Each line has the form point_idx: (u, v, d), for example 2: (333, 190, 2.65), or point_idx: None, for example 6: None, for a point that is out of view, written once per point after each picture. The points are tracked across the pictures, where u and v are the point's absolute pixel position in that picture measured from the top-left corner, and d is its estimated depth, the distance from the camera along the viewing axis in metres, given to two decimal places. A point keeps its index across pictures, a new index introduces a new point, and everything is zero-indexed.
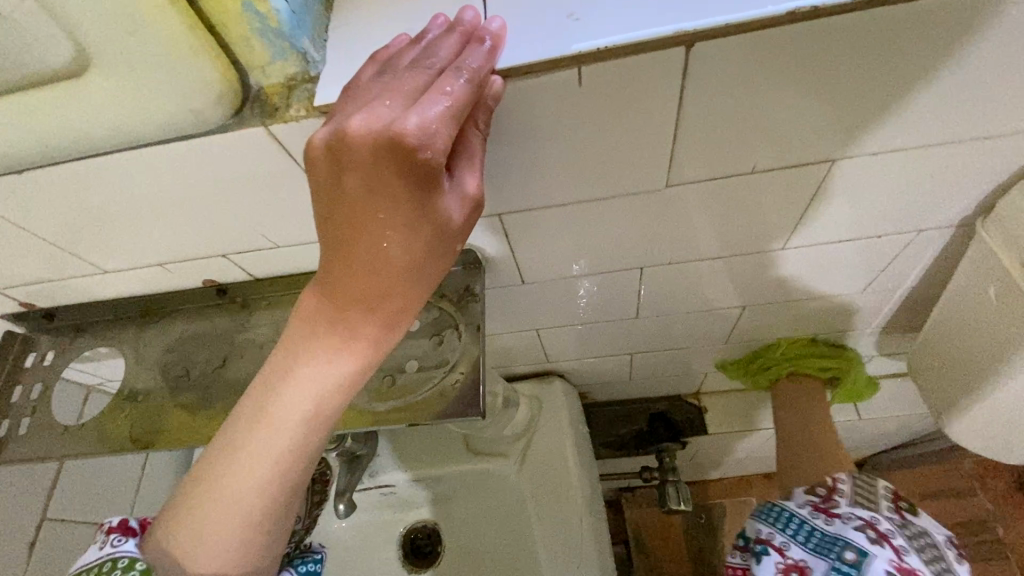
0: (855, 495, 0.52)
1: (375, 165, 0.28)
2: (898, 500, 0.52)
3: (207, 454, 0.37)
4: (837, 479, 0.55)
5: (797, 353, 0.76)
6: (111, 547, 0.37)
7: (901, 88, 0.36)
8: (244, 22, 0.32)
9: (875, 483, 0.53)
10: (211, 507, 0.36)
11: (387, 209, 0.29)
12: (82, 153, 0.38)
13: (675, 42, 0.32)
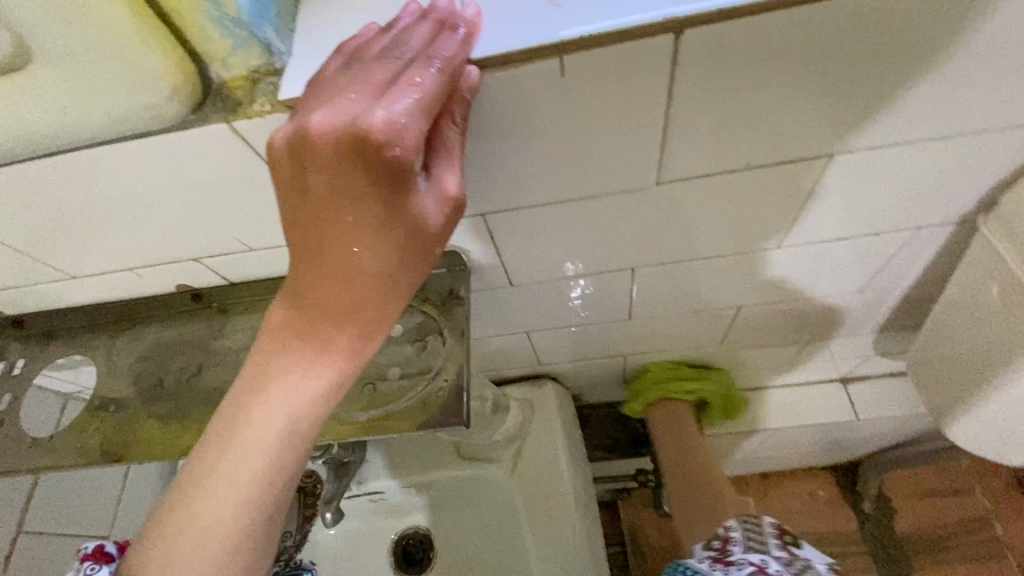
0: (745, 537, 0.46)
1: (340, 163, 0.25)
2: (782, 534, 0.45)
3: (171, 490, 0.33)
4: (729, 525, 0.48)
5: (674, 376, 0.79)
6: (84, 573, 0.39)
7: (902, 78, 0.35)
8: (200, 10, 0.29)
9: (759, 522, 0.47)
10: (176, 552, 0.32)
11: (357, 212, 0.26)
12: (35, 151, 0.35)
13: (662, 30, 0.30)
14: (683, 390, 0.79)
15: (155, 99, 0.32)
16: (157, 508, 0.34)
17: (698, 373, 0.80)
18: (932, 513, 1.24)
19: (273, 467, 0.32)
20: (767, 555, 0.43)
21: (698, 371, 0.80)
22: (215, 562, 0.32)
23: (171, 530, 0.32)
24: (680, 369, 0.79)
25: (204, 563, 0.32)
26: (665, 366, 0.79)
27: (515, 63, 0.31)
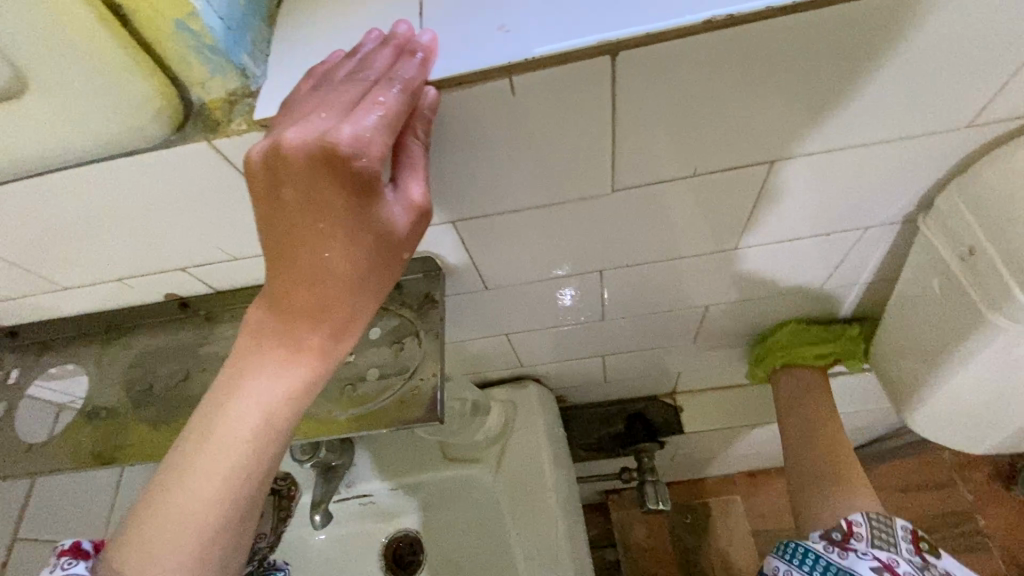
0: (874, 532, 0.52)
1: (311, 172, 0.28)
2: (917, 541, 0.51)
3: (148, 487, 0.34)
4: (854, 519, 0.54)
5: (797, 338, 0.74)
6: (60, 570, 0.37)
7: (827, 92, 0.38)
8: (178, 40, 0.32)
9: (891, 520, 0.53)
10: (147, 550, 0.32)
11: (326, 216, 0.29)
12: (29, 172, 0.38)
13: (599, 52, 0.33)
14: (815, 354, 0.73)
15: (140, 121, 0.34)
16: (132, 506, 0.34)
17: (830, 333, 0.74)
18: (916, 506, 1.26)
19: (247, 461, 0.33)
20: (892, 552, 0.51)
21: (831, 332, 0.74)
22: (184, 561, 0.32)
23: (143, 527, 0.33)
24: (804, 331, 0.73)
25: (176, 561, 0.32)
26: (789, 329, 0.74)
27: (469, 83, 0.34)
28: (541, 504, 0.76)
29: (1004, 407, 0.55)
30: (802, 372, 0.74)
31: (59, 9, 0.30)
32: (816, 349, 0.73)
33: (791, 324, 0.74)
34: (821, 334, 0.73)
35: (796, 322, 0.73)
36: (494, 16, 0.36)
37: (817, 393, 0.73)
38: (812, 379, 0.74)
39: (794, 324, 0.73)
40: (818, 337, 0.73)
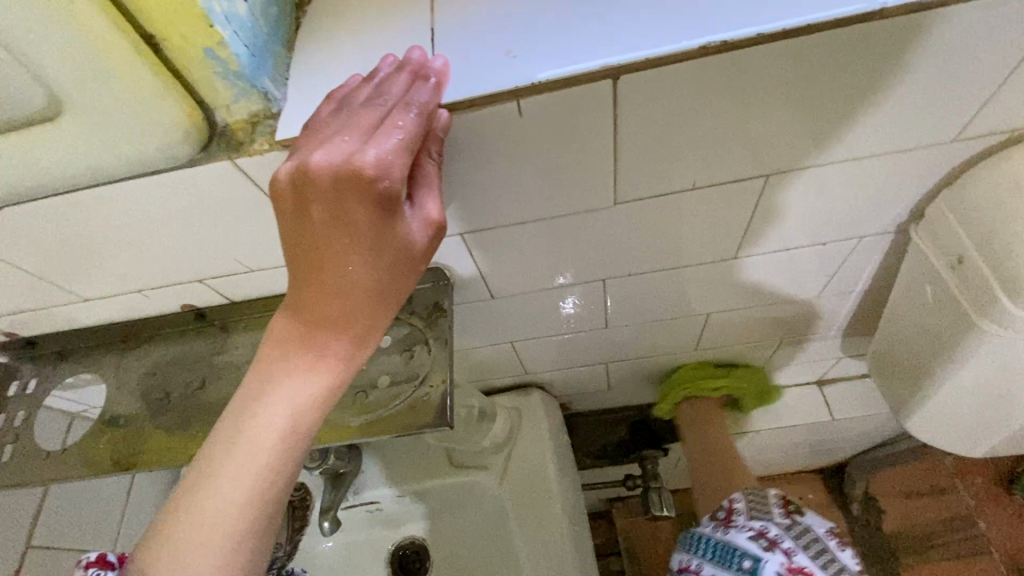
0: (750, 507, 0.52)
1: (337, 190, 0.30)
2: (789, 506, 0.51)
3: (175, 494, 0.35)
4: (735, 497, 0.54)
5: (702, 374, 0.84)
6: None
7: (819, 111, 0.39)
8: (207, 67, 0.34)
9: (764, 493, 0.53)
10: (178, 555, 0.33)
11: (351, 232, 0.31)
12: (59, 190, 0.40)
13: (602, 75, 0.35)
14: (711, 387, 0.84)
15: (168, 142, 0.36)
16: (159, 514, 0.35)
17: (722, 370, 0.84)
18: (919, 512, 1.27)
19: (273, 466, 0.34)
20: (768, 520, 0.50)
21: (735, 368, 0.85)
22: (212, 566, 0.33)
23: (172, 533, 0.34)
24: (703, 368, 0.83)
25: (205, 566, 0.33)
26: (693, 366, 0.84)
27: (479, 105, 0.36)
28: (546, 511, 0.77)
29: (998, 411, 0.56)
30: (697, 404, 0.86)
31: (97, 41, 0.31)
32: (719, 385, 0.84)
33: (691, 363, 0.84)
34: (727, 373, 0.85)
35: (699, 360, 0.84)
36: (502, 41, 0.38)
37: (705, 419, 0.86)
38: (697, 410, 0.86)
39: (702, 362, 0.83)
40: (725, 374, 0.85)
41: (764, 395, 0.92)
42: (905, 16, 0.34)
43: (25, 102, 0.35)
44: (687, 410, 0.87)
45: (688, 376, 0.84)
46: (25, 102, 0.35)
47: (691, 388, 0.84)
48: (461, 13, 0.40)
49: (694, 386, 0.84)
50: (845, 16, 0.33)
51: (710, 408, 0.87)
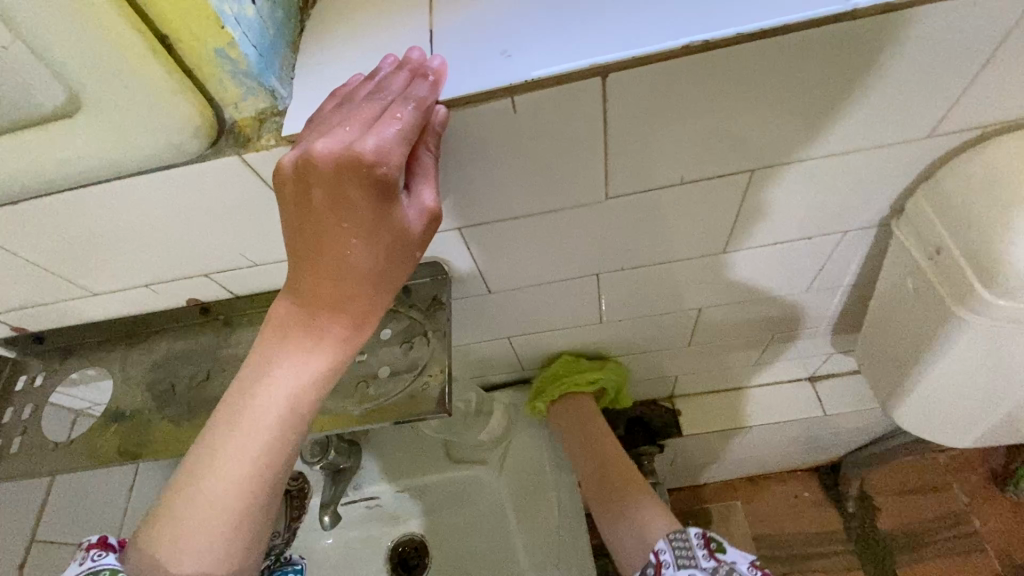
0: (675, 552, 0.53)
1: (338, 177, 0.32)
2: (709, 545, 0.53)
3: (177, 474, 0.36)
4: (660, 547, 0.55)
5: (577, 366, 0.79)
6: (90, 561, 0.34)
7: (800, 107, 0.41)
8: (217, 66, 0.36)
9: (685, 533, 0.55)
10: (183, 530, 0.34)
11: (351, 218, 0.33)
12: (73, 184, 0.41)
13: (591, 74, 0.37)
14: (585, 381, 0.78)
15: (180, 138, 0.38)
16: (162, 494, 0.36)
17: (595, 363, 0.80)
18: (912, 509, 1.28)
19: (276, 443, 0.36)
20: (695, 570, 0.51)
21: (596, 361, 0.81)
22: (218, 540, 0.34)
23: (177, 510, 0.35)
24: (577, 361, 0.79)
25: (211, 539, 0.34)
26: (566, 360, 0.80)
27: (476, 102, 0.38)
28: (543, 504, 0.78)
29: (980, 400, 0.58)
30: (575, 401, 0.79)
31: (114, 41, 0.33)
32: (586, 377, 0.78)
33: (560, 356, 0.79)
34: (608, 367, 0.80)
35: (568, 352, 0.79)
36: (497, 41, 0.40)
37: (588, 419, 0.78)
38: (581, 409, 0.79)
39: (568, 356, 0.79)
40: (610, 369, 0.80)
41: (617, 396, 0.84)
42: (877, 17, 0.36)
43: (47, 97, 0.37)
44: (561, 414, 0.80)
45: (574, 371, 0.79)
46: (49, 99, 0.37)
47: (581, 382, 0.78)
48: (458, 16, 0.42)
49: (580, 381, 0.78)
50: (819, 18, 0.35)
51: (589, 409, 0.79)
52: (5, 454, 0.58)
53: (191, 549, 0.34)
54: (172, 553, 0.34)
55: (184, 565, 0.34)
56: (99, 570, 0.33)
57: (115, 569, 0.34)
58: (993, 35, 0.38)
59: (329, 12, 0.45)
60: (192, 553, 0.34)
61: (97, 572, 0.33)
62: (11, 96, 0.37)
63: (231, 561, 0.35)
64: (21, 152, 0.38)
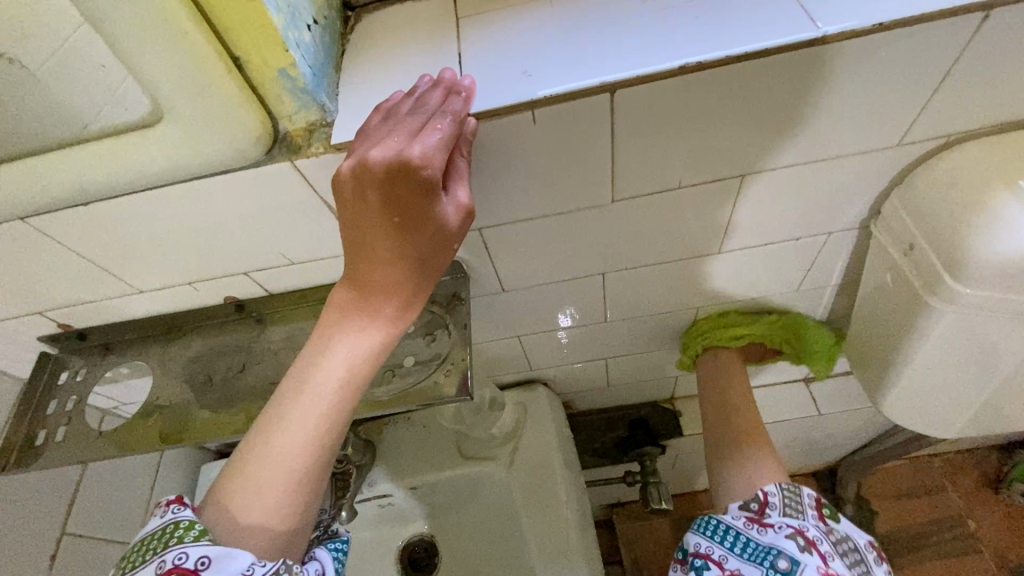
0: (784, 501, 0.55)
1: (391, 178, 0.37)
2: (820, 508, 0.55)
3: (243, 441, 0.41)
4: (768, 490, 0.57)
5: (728, 322, 0.76)
6: (171, 513, 0.38)
7: (783, 118, 0.47)
8: (279, 83, 0.42)
9: (795, 488, 0.57)
10: (251, 488, 0.39)
11: (401, 212, 0.38)
12: (141, 187, 0.47)
13: (601, 90, 0.43)
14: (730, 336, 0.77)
15: (243, 145, 0.43)
16: (229, 459, 0.41)
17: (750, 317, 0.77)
18: (909, 513, 1.31)
19: (331, 411, 0.41)
20: (801, 520, 0.53)
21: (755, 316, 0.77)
22: (280, 497, 0.39)
23: (245, 472, 0.39)
24: (728, 316, 0.76)
25: (275, 496, 0.39)
26: (716, 314, 0.76)
27: (501, 114, 0.43)
28: (551, 498, 0.82)
29: (959, 389, 0.63)
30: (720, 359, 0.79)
31: (197, 62, 0.39)
32: (734, 335, 0.77)
33: (709, 314, 0.76)
34: (767, 324, 0.77)
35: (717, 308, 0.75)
36: (518, 62, 0.45)
37: (731, 377, 0.77)
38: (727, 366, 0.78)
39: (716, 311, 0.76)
40: (765, 326, 0.77)
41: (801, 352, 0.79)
42: (846, 41, 0.41)
43: (134, 109, 0.43)
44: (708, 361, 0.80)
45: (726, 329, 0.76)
46: (136, 109, 0.43)
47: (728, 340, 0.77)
48: (481, 42, 0.48)
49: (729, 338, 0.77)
50: (795, 43, 0.41)
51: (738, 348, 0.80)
52: (51, 442, 0.63)
53: (257, 505, 0.38)
54: (240, 508, 0.38)
55: (251, 519, 0.38)
56: (180, 520, 0.37)
57: (193, 521, 0.37)
58: (947, 58, 0.43)
59: (366, 39, 0.51)
60: (258, 508, 0.38)
61: (179, 521, 0.37)
62: (105, 106, 0.43)
63: (292, 517, 0.39)
64: (106, 157, 0.44)
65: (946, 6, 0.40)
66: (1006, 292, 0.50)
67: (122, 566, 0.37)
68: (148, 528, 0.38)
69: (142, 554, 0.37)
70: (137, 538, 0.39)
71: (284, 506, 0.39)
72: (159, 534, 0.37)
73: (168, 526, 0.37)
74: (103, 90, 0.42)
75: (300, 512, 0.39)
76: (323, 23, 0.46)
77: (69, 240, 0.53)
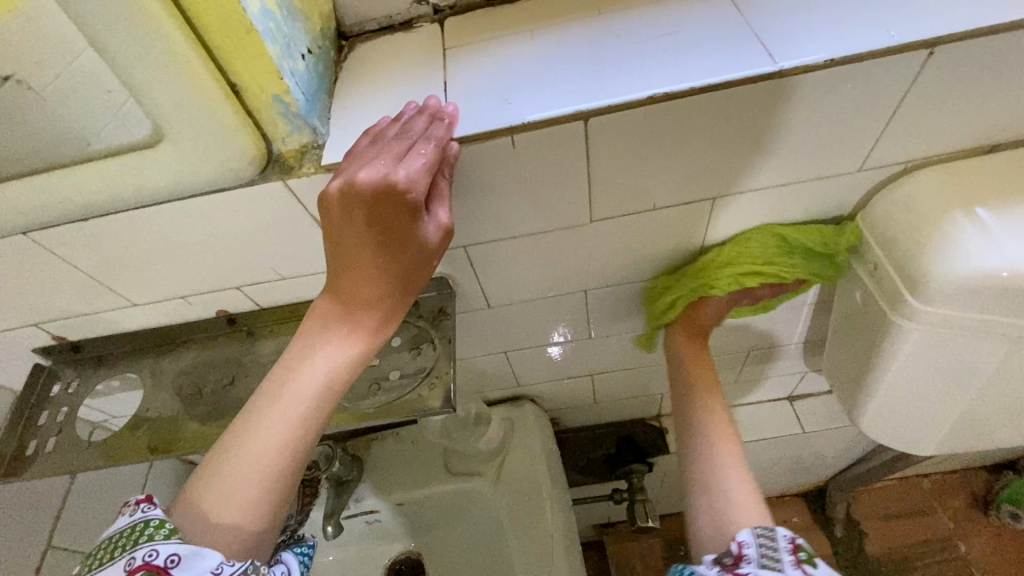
0: (758, 552, 0.43)
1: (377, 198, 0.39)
2: (798, 552, 0.42)
3: (221, 443, 0.42)
4: (742, 541, 0.45)
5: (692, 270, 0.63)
6: (141, 512, 0.39)
7: (749, 144, 0.50)
8: (273, 108, 0.44)
9: (772, 533, 0.44)
10: (226, 489, 0.40)
11: (384, 229, 0.40)
12: (139, 204, 0.49)
13: (575, 118, 0.45)
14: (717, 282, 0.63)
15: (239, 165, 0.46)
16: (205, 459, 0.42)
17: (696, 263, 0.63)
18: (900, 534, 1.31)
19: (312, 418, 0.42)
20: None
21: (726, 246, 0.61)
22: (255, 499, 0.40)
23: (221, 472, 0.40)
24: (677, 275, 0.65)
25: (251, 499, 0.40)
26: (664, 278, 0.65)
27: (482, 139, 0.46)
28: (537, 515, 0.81)
29: (933, 405, 0.65)
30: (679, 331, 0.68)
31: (195, 88, 0.41)
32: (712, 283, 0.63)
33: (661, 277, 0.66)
34: (766, 254, 0.60)
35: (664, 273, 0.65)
36: (499, 90, 0.48)
37: (693, 360, 0.66)
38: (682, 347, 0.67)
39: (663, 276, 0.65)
40: (767, 261, 0.61)
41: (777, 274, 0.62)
42: (802, 74, 0.44)
43: (135, 132, 0.46)
44: (683, 328, 0.68)
45: (682, 278, 0.64)
46: (140, 131, 0.46)
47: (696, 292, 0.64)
48: (465, 70, 0.51)
49: (692, 288, 0.64)
50: (756, 75, 0.44)
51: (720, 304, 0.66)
52: (42, 452, 0.64)
53: (231, 506, 0.39)
54: (213, 508, 0.39)
55: (224, 522, 0.39)
56: (150, 519, 0.38)
57: (163, 520, 0.38)
58: (899, 90, 0.46)
59: (358, 67, 0.54)
60: (232, 509, 0.39)
61: (149, 520, 0.38)
62: (107, 128, 0.46)
63: (266, 521, 0.40)
64: (107, 176, 0.46)
65: (894, 42, 0.43)
66: (968, 309, 0.52)
67: (88, 563, 0.38)
68: (117, 526, 0.39)
69: (109, 551, 0.38)
70: (105, 535, 0.39)
71: (258, 508, 0.40)
72: (128, 532, 0.38)
73: (138, 524, 0.38)
74: (106, 113, 0.46)
75: (274, 515, 0.41)
76: (317, 52, 0.49)
77: (66, 253, 0.54)
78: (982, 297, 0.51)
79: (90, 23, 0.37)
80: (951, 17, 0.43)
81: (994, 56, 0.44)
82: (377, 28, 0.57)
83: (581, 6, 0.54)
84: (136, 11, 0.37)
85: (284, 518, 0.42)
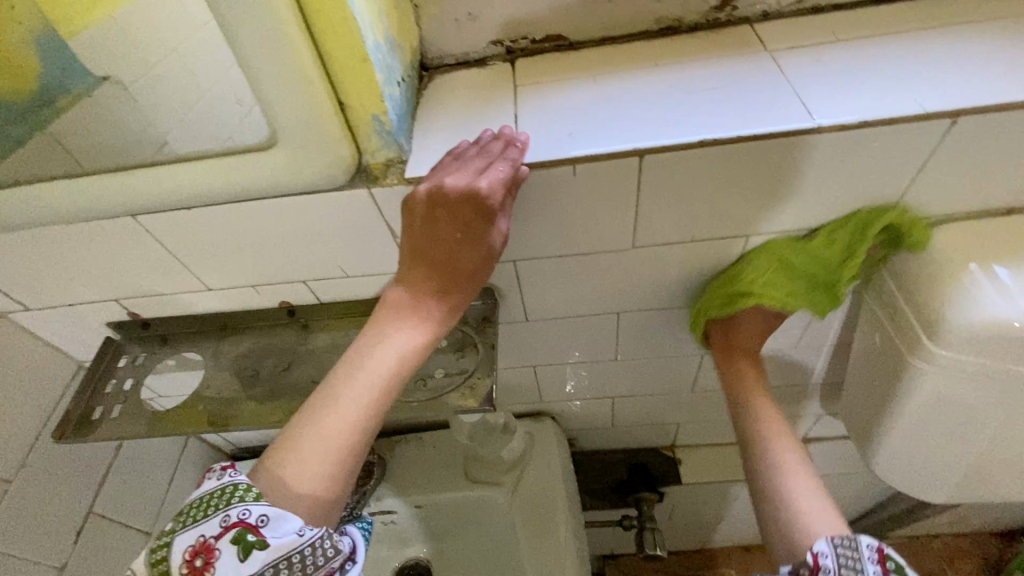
0: (837, 560, 0.44)
1: (463, 204, 0.47)
2: (884, 561, 0.43)
3: (299, 415, 0.47)
4: (818, 549, 0.46)
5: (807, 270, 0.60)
6: (229, 476, 0.44)
7: (783, 190, 0.55)
8: (370, 126, 0.51)
9: (853, 540, 0.45)
10: (307, 456, 0.45)
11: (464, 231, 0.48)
12: (240, 199, 0.56)
13: (632, 155, 0.51)
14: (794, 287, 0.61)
15: (334, 171, 0.52)
16: (282, 432, 0.47)
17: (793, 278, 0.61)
18: None
19: (381, 395, 0.48)
20: None
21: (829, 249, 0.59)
22: (329, 466, 0.45)
23: (299, 445, 0.45)
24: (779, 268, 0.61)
25: (326, 465, 0.45)
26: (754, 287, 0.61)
27: (549, 166, 0.52)
28: (551, 528, 0.83)
29: (946, 452, 0.67)
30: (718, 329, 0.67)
31: (313, 104, 0.48)
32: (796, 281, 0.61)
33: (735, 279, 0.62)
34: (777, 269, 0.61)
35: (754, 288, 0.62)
36: (564, 125, 0.55)
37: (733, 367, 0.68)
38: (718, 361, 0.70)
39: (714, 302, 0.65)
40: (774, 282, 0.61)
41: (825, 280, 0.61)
42: (837, 132, 0.50)
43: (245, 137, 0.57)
44: (722, 355, 0.69)
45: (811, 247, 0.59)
46: (253, 135, 0.57)
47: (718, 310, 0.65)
48: (534, 106, 0.57)
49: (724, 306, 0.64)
50: (794, 130, 0.50)
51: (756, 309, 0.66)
52: (108, 417, 0.69)
53: (308, 473, 0.44)
54: (293, 474, 0.44)
55: (301, 487, 0.44)
56: (238, 483, 0.43)
57: (251, 484, 0.44)
58: (923, 152, 0.52)
59: (436, 96, 0.61)
60: (308, 478, 0.44)
61: (239, 484, 0.43)
62: (233, 129, 0.61)
63: (335, 487, 0.45)
64: (221, 172, 0.54)
65: (919, 111, 0.49)
66: (980, 357, 0.56)
67: (183, 518, 0.43)
68: (205, 488, 0.44)
69: (203, 509, 0.43)
70: (195, 496, 0.45)
71: (331, 476, 0.45)
72: (219, 493, 0.43)
73: (228, 486, 0.43)
74: (240, 116, 0.62)
75: (343, 484, 0.45)
76: (406, 81, 0.57)
77: (163, 236, 0.61)
78: (993, 346, 0.55)
79: (241, 44, 0.45)
80: (972, 95, 0.49)
81: (1012, 128, 0.50)
82: (454, 63, 0.64)
83: (637, 58, 0.61)
84: (279, 33, 0.44)
85: (348, 491, 0.46)
